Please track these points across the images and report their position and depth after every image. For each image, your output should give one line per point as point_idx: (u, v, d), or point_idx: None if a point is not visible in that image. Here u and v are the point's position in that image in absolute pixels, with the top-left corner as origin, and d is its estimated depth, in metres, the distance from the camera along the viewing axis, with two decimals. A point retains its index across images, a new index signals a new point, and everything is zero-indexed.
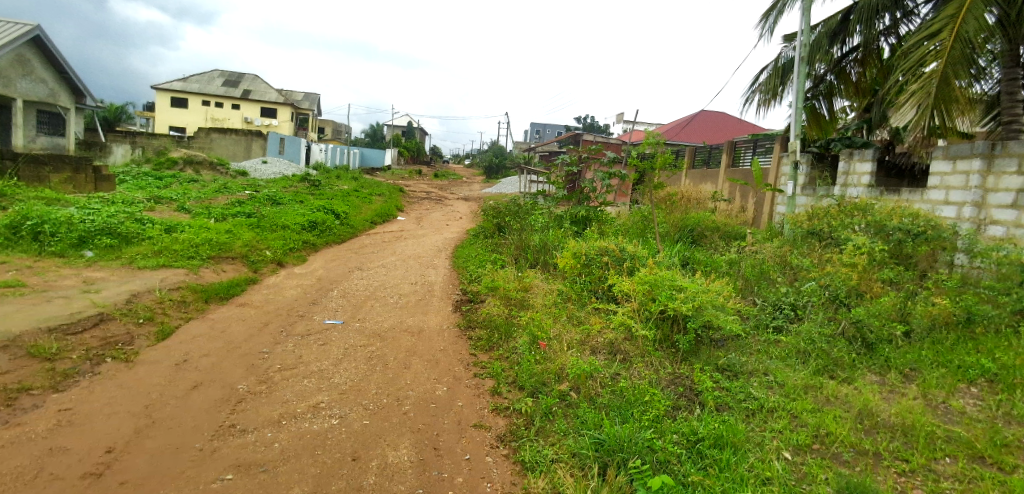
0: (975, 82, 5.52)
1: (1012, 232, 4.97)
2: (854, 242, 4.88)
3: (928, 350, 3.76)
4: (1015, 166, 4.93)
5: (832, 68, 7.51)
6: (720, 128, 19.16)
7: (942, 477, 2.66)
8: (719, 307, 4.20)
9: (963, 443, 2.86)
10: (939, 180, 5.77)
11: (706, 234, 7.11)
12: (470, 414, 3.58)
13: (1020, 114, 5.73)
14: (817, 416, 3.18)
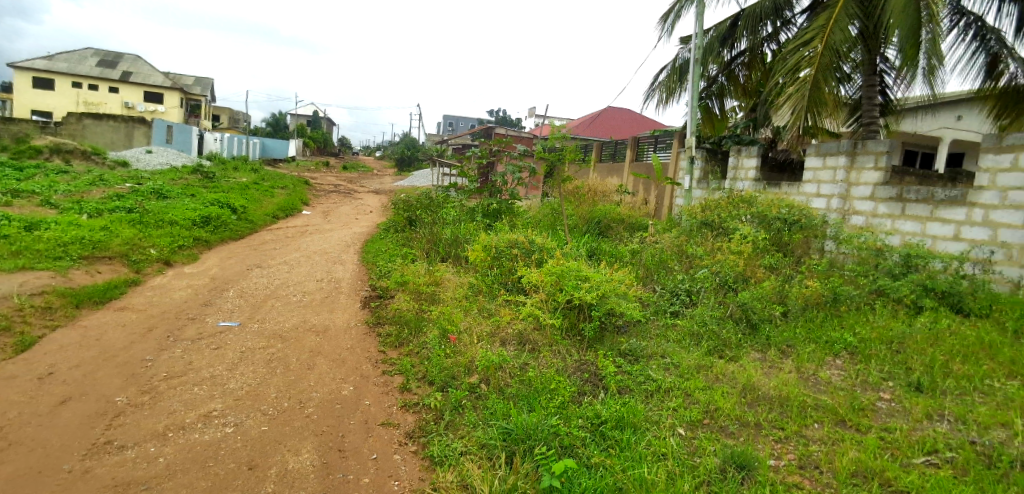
0: (841, 87, 6.16)
1: (870, 221, 5.69)
2: (741, 232, 5.30)
3: (801, 328, 4.19)
4: (873, 163, 5.59)
5: (722, 70, 8.04)
6: (624, 124, 20.08)
7: (812, 441, 2.97)
8: (621, 295, 4.40)
9: (829, 409, 3.21)
10: (812, 175, 6.41)
11: (612, 226, 7.43)
12: (377, 413, 3.49)
13: (877, 117, 6.47)
14: (708, 393, 3.43)
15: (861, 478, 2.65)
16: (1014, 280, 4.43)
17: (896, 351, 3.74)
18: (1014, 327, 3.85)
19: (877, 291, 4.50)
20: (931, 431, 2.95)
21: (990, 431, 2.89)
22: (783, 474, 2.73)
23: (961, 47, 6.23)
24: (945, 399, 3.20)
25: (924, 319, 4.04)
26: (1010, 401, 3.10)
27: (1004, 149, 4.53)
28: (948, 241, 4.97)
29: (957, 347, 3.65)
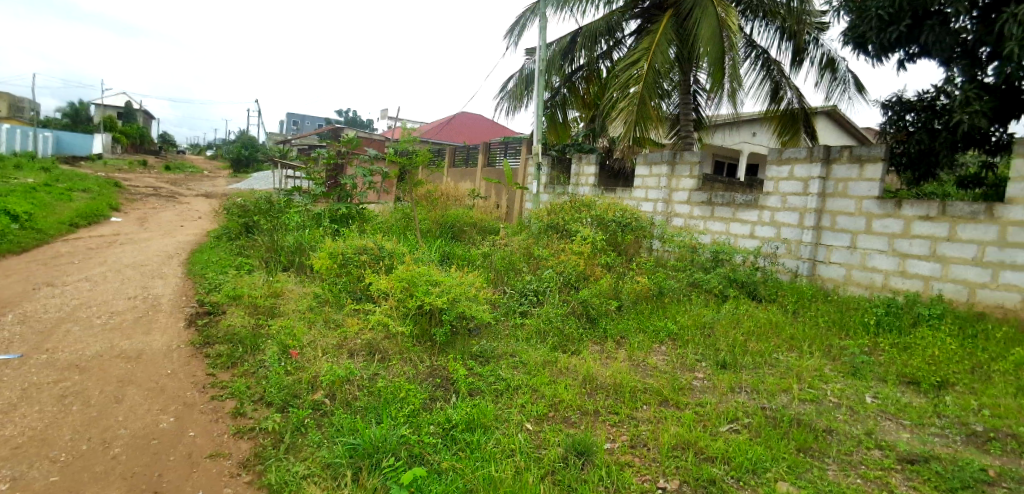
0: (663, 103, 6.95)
1: (688, 222, 6.51)
2: (582, 234, 5.72)
3: (633, 319, 4.64)
4: (689, 171, 6.42)
5: (564, 83, 8.55)
6: (477, 128, 20.56)
7: (641, 422, 3.29)
8: (471, 298, 4.48)
9: (655, 392, 3.59)
10: (640, 181, 7.12)
11: (465, 230, 7.60)
12: (205, 444, 3.12)
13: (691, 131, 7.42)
14: (552, 387, 3.65)
15: (680, 450, 3.00)
16: (792, 269, 5.38)
17: (707, 335, 4.32)
18: (792, 308, 4.68)
19: (692, 284, 5.19)
20: (733, 402, 3.44)
21: (775, 396, 3.47)
22: (617, 454, 2.99)
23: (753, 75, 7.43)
24: (743, 373, 3.77)
25: (728, 305, 4.74)
26: (789, 370, 3.76)
27: (783, 161, 5.48)
28: (746, 238, 5.87)
29: (752, 328, 4.33)
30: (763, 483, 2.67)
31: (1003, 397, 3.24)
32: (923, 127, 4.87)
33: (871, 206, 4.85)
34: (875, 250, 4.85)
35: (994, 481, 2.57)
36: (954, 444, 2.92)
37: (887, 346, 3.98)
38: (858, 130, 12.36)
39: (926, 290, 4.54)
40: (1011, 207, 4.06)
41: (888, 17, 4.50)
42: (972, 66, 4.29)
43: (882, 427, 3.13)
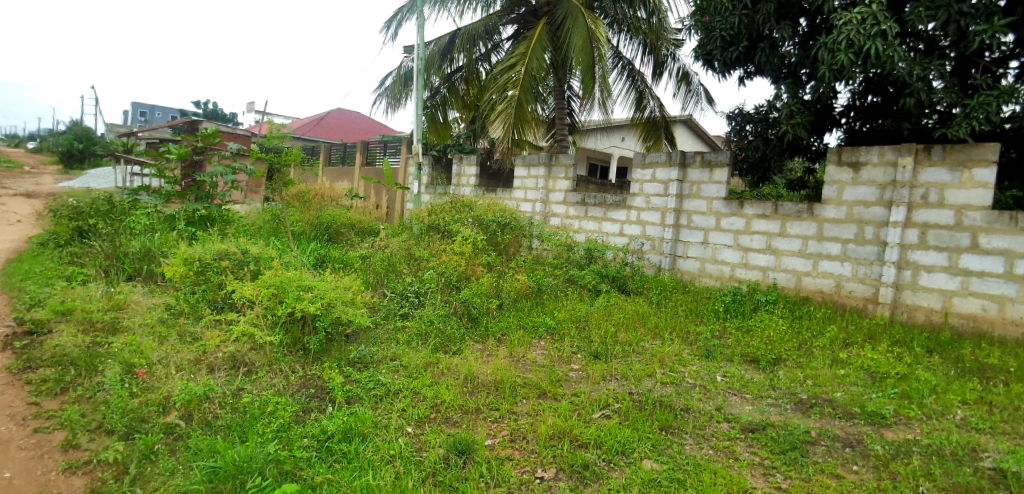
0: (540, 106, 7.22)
1: (564, 221, 6.82)
2: (463, 234, 5.78)
3: (513, 316, 4.77)
4: (564, 173, 6.75)
5: (444, 84, 8.63)
6: (355, 126, 19.83)
7: (521, 415, 3.40)
8: (347, 302, 4.34)
9: (534, 385, 3.72)
10: (519, 182, 7.33)
11: (342, 232, 7.33)
12: (24, 486, 2.67)
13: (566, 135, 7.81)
14: (434, 388, 3.64)
15: (557, 439, 3.13)
16: (656, 264, 5.87)
17: (582, 327, 4.58)
18: (656, 300, 5.11)
19: (569, 280, 5.47)
20: (605, 389, 3.67)
21: (641, 381, 3.76)
22: (498, 449, 3.05)
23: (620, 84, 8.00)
24: (614, 362, 4.04)
25: (601, 299, 5.06)
26: (653, 357, 4.10)
27: (646, 165, 5.96)
28: (616, 236, 6.29)
29: (621, 319, 4.67)
30: (632, 462, 2.89)
31: (821, 368, 3.81)
32: (758, 137, 5.55)
33: (719, 206, 5.45)
34: (724, 245, 5.45)
35: (815, 441, 3.03)
36: (785, 411, 3.38)
37: (733, 329, 4.49)
38: (711, 138, 13.81)
39: (763, 280, 5.20)
40: (825, 206, 4.80)
41: (729, 38, 5.09)
42: (794, 85, 4.99)
43: (729, 402, 3.52)
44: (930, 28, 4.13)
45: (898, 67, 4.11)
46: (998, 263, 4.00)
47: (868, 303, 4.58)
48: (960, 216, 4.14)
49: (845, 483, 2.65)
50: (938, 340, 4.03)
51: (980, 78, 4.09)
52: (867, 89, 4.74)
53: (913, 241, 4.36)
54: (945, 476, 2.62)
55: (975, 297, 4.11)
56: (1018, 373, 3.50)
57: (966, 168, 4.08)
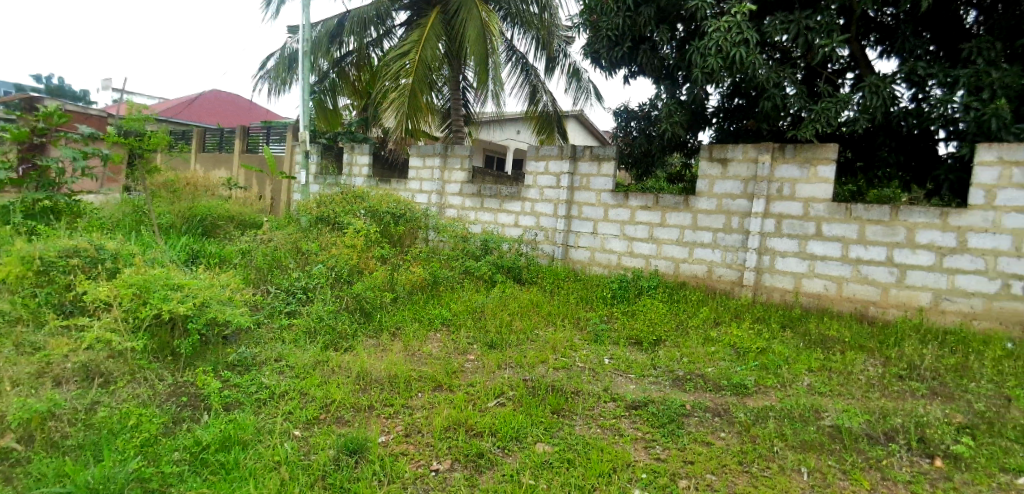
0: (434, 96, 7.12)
1: (460, 213, 6.82)
2: (354, 227, 5.59)
3: (408, 310, 4.71)
4: (460, 164, 6.73)
5: (333, 67, 8.22)
6: (233, 109, 18.30)
7: (416, 409, 3.36)
8: (224, 302, 4.02)
9: (429, 378, 3.69)
10: (414, 173, 7.19)
11: (220, 225, 6.80)
12: None
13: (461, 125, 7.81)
14: (323, 388, 3.50)
15: (452, 430, 3.14)
16: (549, 254, 6.08)
17: (477, 318, 4.63)
18: (550, 288, 5.29)
19: (464, 272, 5.49)
20: (499, 378, 3.73)
21: (534, 368, 3.88)
22: (392, 445, 3.00)
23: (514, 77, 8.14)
24: (509, 350, 4.12)
25: (496, 290, 5.15)
26: (546, 344, 4.24)
27: (539, 157, 6.12)
28: (511, 227, 6.40)
29: (516, 308, 4.78)
30: (525, 447, 2.98)
31: (695, 346, 4.18)
32: (640, 133, 5.92)
33: (607, 198, 5.75)
34: (611, 235, 5.76)
35: (688, 413, 3.32)
36: (664, 387, 3.66)
37: (619, 314, 4.78)
38: (600, 133, 14.52)
39: (647, 267, 5.57)
40: (699, 199, 5.23)
41: (614, 38, 5.34)
42: (672, 85, 5.36)
43: (615, 382, 3.75)
44: (783, 40, 4.63)
45: (758, 73, 4.56)
46: (836, 248, 4.63)
47: (734, 286, 5.09)
48: (807, 207, 4.72)
49: (714, 449, 2.93)
50: (790, 317, 4.58)
51: (823, 86, 4.67)
52: (734, 92, 5.22)
53: (770, 230, 4.91)
54: (793, 436, 3.00)
55: (819, 278, 4.72)
56: (850, 342, 4.09)
57: (812, 165, 4.65)
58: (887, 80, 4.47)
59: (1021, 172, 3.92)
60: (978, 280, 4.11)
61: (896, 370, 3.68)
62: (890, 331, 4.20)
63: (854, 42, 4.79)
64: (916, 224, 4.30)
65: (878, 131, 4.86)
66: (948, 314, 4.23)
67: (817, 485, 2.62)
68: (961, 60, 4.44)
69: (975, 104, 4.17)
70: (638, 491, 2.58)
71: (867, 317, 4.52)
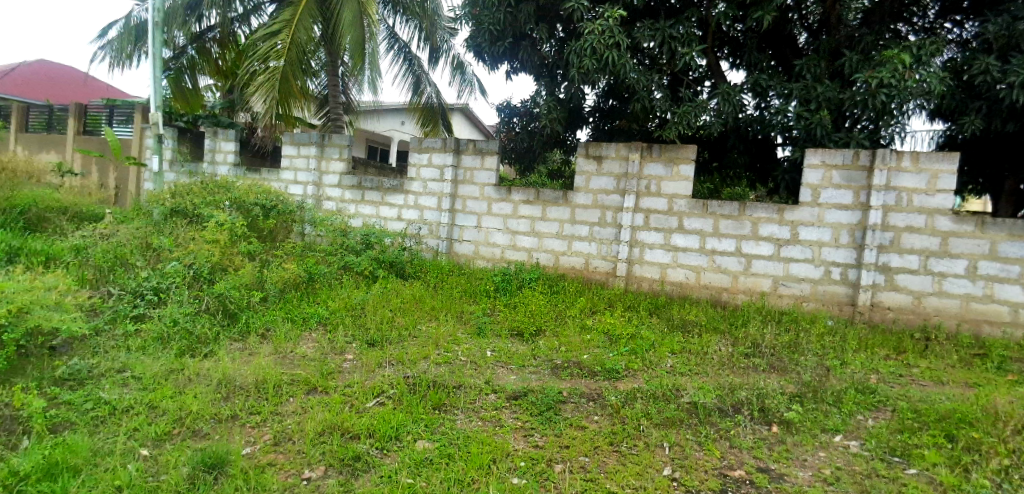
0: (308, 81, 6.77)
1: (339, 205, 6.50)
2: (217, 220, 5.13)
3: (280, 310, 4.41)
4: (338, 154, 6.42)
5: (192, 42, 7.54)
6: (65, 83, 15.85)
7: (286, 416, 3.13)
8: (51, 307, 3.48)
9: (302, 382, 3.47)
10: (288, 162, 6.73)
11: (48, 217, 5.84)
12: None
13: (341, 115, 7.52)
14: (177, 399, 3.15)
15: (327, 435, 2.97)
16: (434, 248, 6.01)
17: (357, 316, 4.46)
18: (434, 283, 5.26)
19: (344, 267, 5.25)
20: (378, 377, 3.61)
21: (416, 364, 3.80)
22: (258, 457, 2.76)
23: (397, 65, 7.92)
24: (389, 348, 4.01)
25: (377, 286, 5.01)
26: (428, 339, 4.19)
27: (422, 150, 6.02)
28: (394, 221, 6.23)
29: (398, 303, 4.70)
30: (404, 446, 2.90)
31: (572, 335, 4.37)
32: (523, 129, 6.07)
33: (490, 192, 5.80)
34: (495, 228, 5.84)
35: (565, 400, 3.46)
36: (542, 376, 3.78)
37: (502, 306, 4.87)
38: (486, 127, 14.75)
39: (529, 260, 5.72)
40: (576, 194, 5.46)
41: (496, 32, 5.38)
42: (552, 83, 5.53)
43: (496, 374, 3.79)
44: (651, 46, 4.96)
45: (629, 76, 4.86)
46: (695, 240, 5.08)
47: (608, 276, 5.40)
48: (671, 203, 5.13)
49: (588, 432, 3.09)
50: (657, 303, 4.96)
51: (684, 91, 5.08)
52: (608, 93, 5.51)
53: (640, 223, 5.26)
54: (658, 414, 3.25)
55: (681, 267, 5.16)
56: (706, 325, 4.53)
57: (675, 164, 5.05)
58: (737, 89, 4.99)
59: (839, 174, 4.58)
60: (806, 267, 4.74)
61: (744, 349, 4.13)
62: (738, 314, 4.71)
63: (711, 52, 5.27)
64: (759, 219, 4.85)
65: (729, 135, 5.41)
66: (784, 297, 4.84)
67: (677, 458, 2.85)
68: (794, 75, 5.08)
69: (805, 114, 4.79)
70: (516, 479, 2.63)
71: (721, 302, 5.03)
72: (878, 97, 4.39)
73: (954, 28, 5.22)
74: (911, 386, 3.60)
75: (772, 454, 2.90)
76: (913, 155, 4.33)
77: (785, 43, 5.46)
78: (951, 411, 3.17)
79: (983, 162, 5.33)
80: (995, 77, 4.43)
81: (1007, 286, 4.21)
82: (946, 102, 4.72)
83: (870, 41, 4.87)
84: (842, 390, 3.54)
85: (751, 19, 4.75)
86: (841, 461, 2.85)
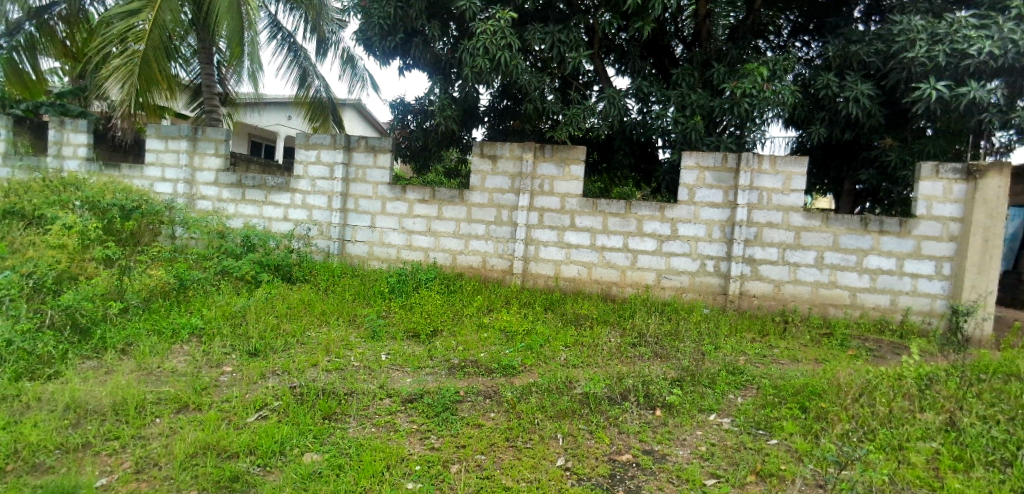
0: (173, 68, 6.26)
1: (216, 205, 6.00)
2: (63, 222, 4.68)
3: (144, 322, 3.98)
4: (213, 149, 5.92)
5: (30, 19, 6.60)
6: None
7: (150, 440, 2.80)
8: None
9: (170, 400, 3.14)
10: (153, 157, 6.08)
11: None
12: None
13: (217, 106, 6.97)
14: (11, 431, 2.72)
15: (200, 456, 2.69)
16: (324, 249, 5.74)
17: (237, 324, 4.15)
18: (324, 286, 5.04)
19: (221, 273, 4.87)
20: (260, 389, 3.35)
21: (304, 373, 3.59)
22: (115, 488, 2.44)
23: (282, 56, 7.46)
24: (274, 357, 3.76)
25: (260, 291, 4.71)
26: (318, 345, 3.99)
27: (310, 146, 5.72)
28: (279, 221, 5.86)
29: (284, 310, 4.44)
30: (290, 461, 2.70)
31: (469, 334, 4.38)
32: (417, 127, 5.97)
33: (384, 191, 5.65)
34: (390, 228, 5.69)
35: (462, 399, 3.44)
36: (439, 377, 3.74)
37: (398, 307, 4.76)
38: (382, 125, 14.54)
39: (425, 259, 5.64)
40: (472, 193, 5.46)
41: (386, 27, 5.24)
42: (445, 81, 5.49)
43: (391, 377, 3.69)
44: (542, 49, 5.09)
45: (521, 77, 4.93)
46: (586, 238, 5.30)
47: (505, 274, 5.47)
48: (564, 202, 5.31)
49: (484, 429, 3.08)
50: (551, 299, 5.12)
51: (573, 94, 5.27)
52: (502, 93, 5.58)
53: (535, 222, 5.39)
54: (552, 406, 3.33)
55: (574, 264, 5.36)
56: (596, 318, 4.75)
57: (566, 164, 5.23)
58: (622, 94, 5.26)
59: (711, 175, 4.99)
60: (685, 261, 5.13)
61: (630, 339, 4.39)
62: (626, 306, 4.98)
63: (598, 58, 5.51)
64: (643, 216, 5.16)
65: (615, 137, 5.70)
66: (667, 289, 5.19)
67: (569, 447, 2.94)
68: (672, 83, 5.46)
69: (681, 119, 5.17)
70: (411, 484, 2.54)
71: (610, 296, 5.29)
72: (743, 106, 4.85)
73: (802, 46, 5.93)
74: (772, 365, 4.02)
75: (655, 437, 3.09)
76: (771, 158, 4.84)
77: (664, 53, 5.89)
78: (804, 386, 3.58)
79: (827, 164, 6.06)
80: (834, 91, 5.07)
81: (847, 273, 4.84)
82: (798, 111, 5.31)
83: (735, 54, 5.46)
84: (715, 372, 3.86)
85: (633, 28, 5.04)
86: (715, 437, 3.10)
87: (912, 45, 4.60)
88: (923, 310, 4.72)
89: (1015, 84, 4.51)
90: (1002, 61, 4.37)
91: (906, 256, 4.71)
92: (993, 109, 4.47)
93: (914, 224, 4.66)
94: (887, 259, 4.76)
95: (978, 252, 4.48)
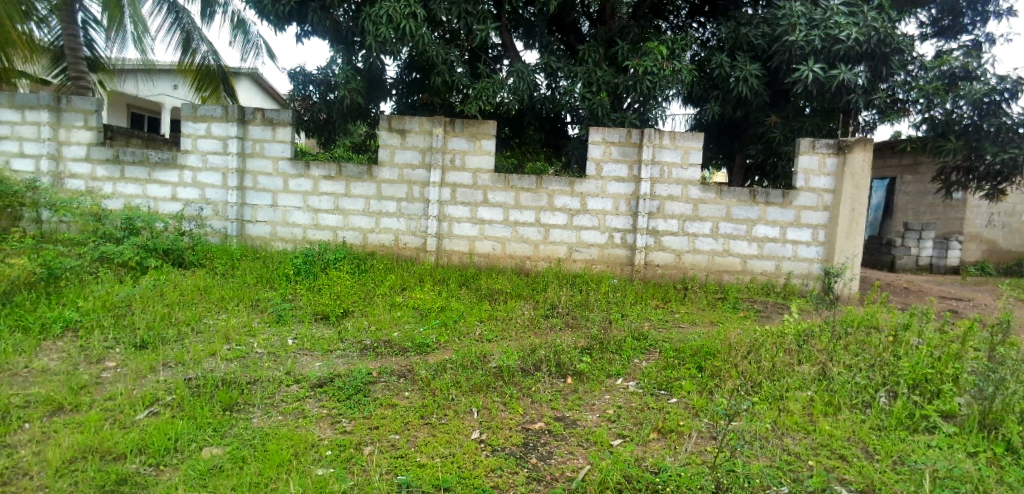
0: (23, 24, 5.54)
1: (90, 185, 5.43)
2: None
3: (6, 318, 3.56)
4: (81, 121, 5.32)
5: None
6: None
7: (18, 447, 2.50)
8: None
9: (42, 402, 2.83)
10: (8, 130, 5.37)
11: None
12: None
13: (84, 72, 6.20)
14: None
15: (79, 461, 2.42)
16: (221, 231, 5.38)
17: (121, 314, 3.82)
18: (222, 271, 4.75)
19: (99, 259, 4.44)
20: (150, 383, 3.09)
21: (200, 363, 3.36)
22: None
23: (160, 17, 6.73)
24: (165, 348, 3.48)
25: (147, 279, 4.36)
26: (216, 333, 3.75)
27: (198, 118, 5.28)
28: (166, 201, 5.40)
29: (176, 298, 4.12)
30: (186, 457, 2.49)
31: (381, 313, 4.31)
32: (319, 99, 5.68)
33: (285, 167, 5.34)
34: (293, 207, 5.40)
35: (375, 380, 3.38)
36: (350, 359, 3.64)
37: (305, 290, 4.57)
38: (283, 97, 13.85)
39: (334, 239, 5.44)
40: (381, 169, 5.30)
41: None
42: (347, 51, 5.25)
43: (298, 363, 3.54)
44: (448, 21, 4.97)
45: (429, 48, 4.81)
46: (499, 213, 5.34)
47: (418, 251, 5.40)
48: (475, 177, 5.29)
49: (398, 409, 3.04)
50: (466, 276, 5.13)
51: (482, 68, 5.22)
52: (409, 65, 5.41)
53: (447, 198, 5.34)
54: (465, 382, 3.35)
55: (488, 239, 5.39)
56: (511, 292, 4.83)
57: (476, 139, 5.20)
58: (530, 69, 5.28)
59: (616, 149, 5.16)
60: (594, 234, 5.31)
61: (543, 311, 4.52)
62: (539, 280, 5.10)
63: (505, 31, 5.48)
64: (554, 191, 5.27)
65: (526, 113, 5.73)
66: (577, 262, 5.36)
67: (483, 420, 2.98)
68: (579, 59, 5.56)
69: (588, 95, 5.28)
70: (321, 470, 2.43)
71: (524, 270, 5.39)
72: (645, 83, 5.04)
73: (698, 28, 6.23)
74: (673, 330, 4.29)
75: (566, 404, 3.22)
76: (671, 134, 5.08)
77: (570, 29, 5.97)
78: (700, 347, 3.87)
79: (721, 140, 6.50)
80: (727, 71, 5.39)
81: (739, 242, 5.24)
82: (695, 89, 5.60)
83: (637, 32, 5.65)
84: (622, 338, 4.07)
85: (538, 2, 5.06)
86: (621, 400, 3.29)
87: (793, 29, 4.98)
88: (802, 273, 5.22)
89: (877, 68, 5.01)
90: (866, 47, 4.84)
91: (788, 225, 5.17)
92: (859, 90, 4.95)
93: (794, 195, 5.12)
94: (772, 228, 5.19)
95: (846, 220, 5.00)
